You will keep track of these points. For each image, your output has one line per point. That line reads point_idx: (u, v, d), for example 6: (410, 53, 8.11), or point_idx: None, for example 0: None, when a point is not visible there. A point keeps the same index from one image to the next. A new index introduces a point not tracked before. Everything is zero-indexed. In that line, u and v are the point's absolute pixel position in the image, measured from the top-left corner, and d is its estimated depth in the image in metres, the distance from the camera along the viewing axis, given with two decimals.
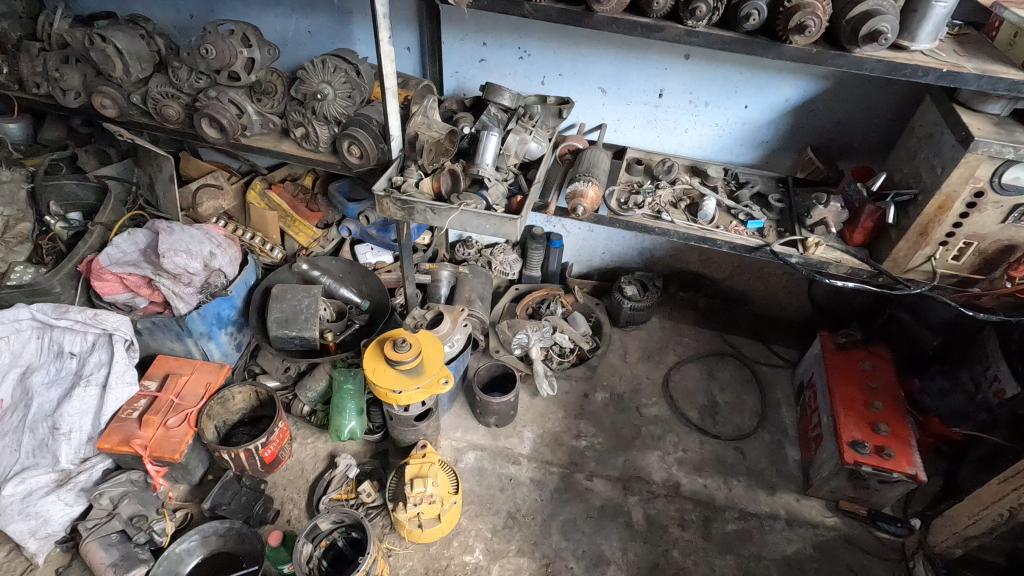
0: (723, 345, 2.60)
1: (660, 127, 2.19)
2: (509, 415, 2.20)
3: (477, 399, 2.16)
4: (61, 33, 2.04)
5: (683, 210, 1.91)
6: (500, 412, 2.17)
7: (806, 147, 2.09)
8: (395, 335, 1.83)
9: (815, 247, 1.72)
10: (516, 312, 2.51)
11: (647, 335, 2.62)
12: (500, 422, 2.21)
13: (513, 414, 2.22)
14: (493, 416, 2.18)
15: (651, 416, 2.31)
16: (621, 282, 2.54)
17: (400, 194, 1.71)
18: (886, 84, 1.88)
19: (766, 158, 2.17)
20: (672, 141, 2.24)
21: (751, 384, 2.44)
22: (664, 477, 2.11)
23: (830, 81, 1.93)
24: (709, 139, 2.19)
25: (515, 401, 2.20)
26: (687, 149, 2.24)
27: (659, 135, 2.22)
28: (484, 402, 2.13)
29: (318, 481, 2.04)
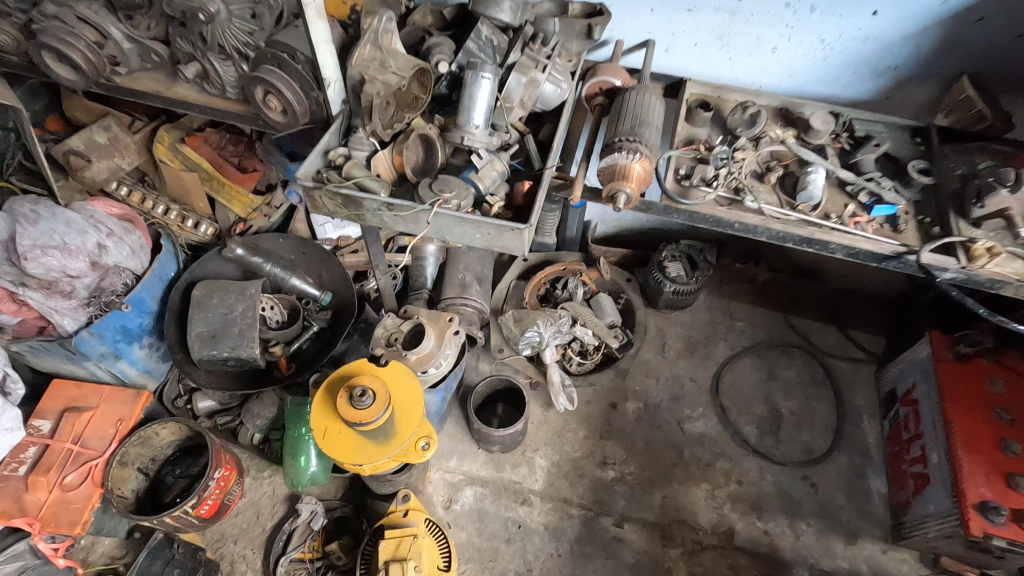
0: (786, 331, 2.04)
1: (735, 46, 1.48)
2: (515, 440, 1.73)
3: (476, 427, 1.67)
4: None
5: (772, 187, 1.28)
6: (505, 440, 1.68)
7: (958, 77, 1.39)
8: (355, 377, 1.29)
9: (986, 258, 1.11)
10: (524, 297, 1.95)
11: (691, 319, 2.06)
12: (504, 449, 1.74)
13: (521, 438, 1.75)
14: (496, 444, 1.70)
15: (696, 434, 1.82)
16: (662, 256, 1.93)
17: (338, 185, 1.08)
18: None
19: (891, 92, 1.47)
20: (750, 65, 1.52)
21: (826, 387, 1.92)
22: (715, 523, 1.66)
23: None
24: (806, 63, 1.48)
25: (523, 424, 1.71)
26: (771, 77, 1.53)
27: (731, 57, 1.50)
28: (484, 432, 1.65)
29: (276, 533, 1.61)
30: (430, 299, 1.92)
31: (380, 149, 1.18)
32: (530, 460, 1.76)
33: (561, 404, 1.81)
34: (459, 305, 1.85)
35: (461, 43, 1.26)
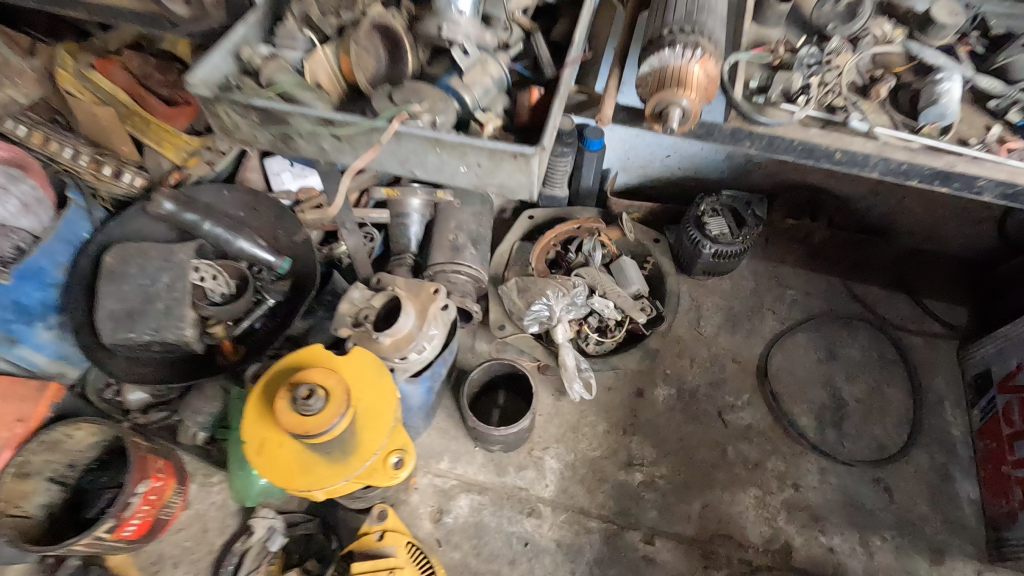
0: (846, 301, 1.69)
1: None
2: (519, 438, 1.41)
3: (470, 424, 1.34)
4: None
5: (881, 100, 0.90)
6: (507, 439, 1.36)
7: None
8: (304, 372, 0.94)
9: None
10: (530, 262, 1.59)
11: (730, 287, 1.71)
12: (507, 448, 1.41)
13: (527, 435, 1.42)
14: (496, 444, 1.38)
15: (741, 428, 1.49)
16: (700, 210, 1.56)
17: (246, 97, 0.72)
18: None
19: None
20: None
21: (897, 369, 1.58)
22: (768, 538, 1.34)
23: None
24: None
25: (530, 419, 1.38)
26: None
27: None
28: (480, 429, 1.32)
29: (226, 554, 1.31)
30: (414, 266, 1.57)
31: (320, 48, 0.82)
32: (537, 461, 1.44)
33: (575, 393, 1.48)
34: (450, 272, 1.52)
35: None
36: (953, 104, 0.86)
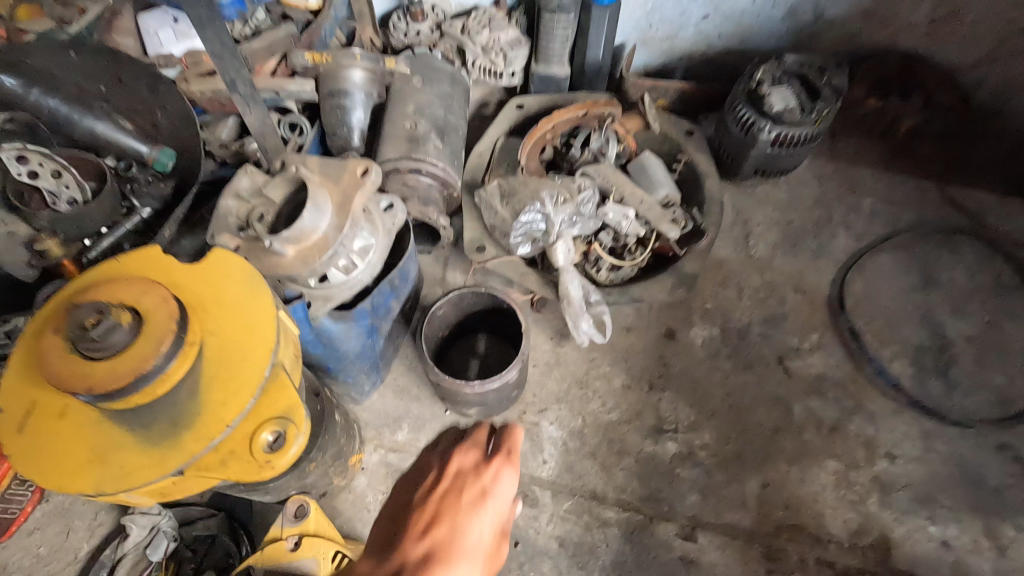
0: (943, 210, 1.27)
1: None
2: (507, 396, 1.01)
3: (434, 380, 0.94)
4: None
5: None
6: (489, 398, 0.96)
7: None
8: (109, 289, 0.52)
9: None
10: (519, 160, 1.16)
11: (787, 195, 1.28)
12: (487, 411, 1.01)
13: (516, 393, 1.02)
14: (473, 405, 0.97)
15: (810, 380, 1.09)
16: (756, 79, 1.11)
17: None
18: None
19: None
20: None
21: (1018, 296, 1.16)
22: (857, 530, 0.96)
23: None
24: None
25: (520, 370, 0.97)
26: None
27: None
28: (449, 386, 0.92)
29: (92, 565, 0.93)
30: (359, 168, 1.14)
31: None
32: (532, 428, 1.04)
33: (584, 335, 1.07)
34: (407, 171, 1.09)
35: None
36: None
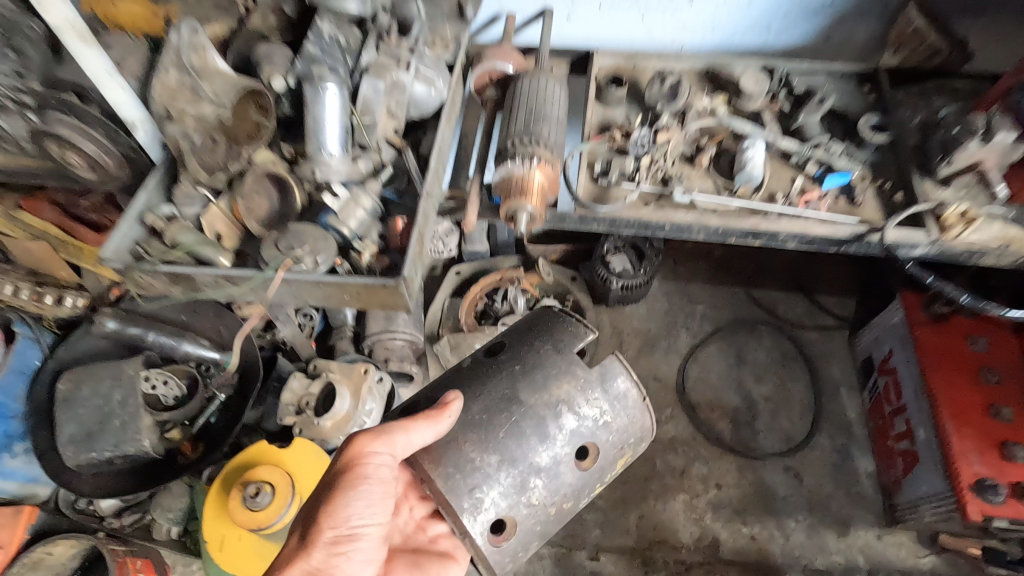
0: (750, 307, 1.88)
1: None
2: (516, 345, 0.98)
3: (531, 479, 0.89)
4: None
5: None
6: (520, 387, 0.92)
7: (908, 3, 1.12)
8: (256, 473, 1.06)
9: (959, 225, 0.93)
10: (460, 317, 1.74)
11: (646, 311, 1.88)
12: (565, 354, 0.95)
13: (531, 326, 1.01)
14: (549, 377, 0.92)
15: (666, 440, 1.66)
16: (604, 249, 1.72)
17: (142, 264, 0.85)
18: None
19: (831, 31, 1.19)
20: (666, 24, 1.24)
21: (797, 364, 1.77)
22: (698, 538, 1.52)
23: None
24: (733, 9, 1.18)
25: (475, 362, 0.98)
26: (693, 33, 1.24)
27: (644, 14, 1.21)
28: (515, 472, 0.88)
29: None
30: (354, 339, 1.69)
31: (214, 202, 0.92)
32: (566, 317, 1.00)
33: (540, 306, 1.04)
34: (387, 340, 1.65)
35: (301, 52, 0.98)
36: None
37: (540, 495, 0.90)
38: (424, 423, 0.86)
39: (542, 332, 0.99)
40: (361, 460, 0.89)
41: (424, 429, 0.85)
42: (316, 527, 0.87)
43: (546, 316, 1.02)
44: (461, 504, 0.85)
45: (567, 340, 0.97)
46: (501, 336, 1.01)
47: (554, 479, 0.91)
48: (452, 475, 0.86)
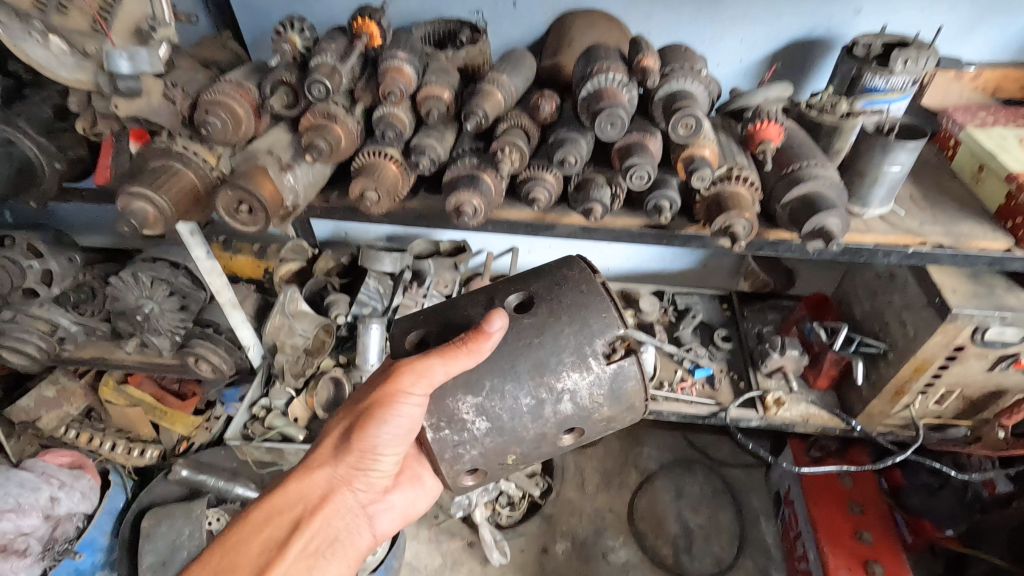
0: (686, 447, 2.32)
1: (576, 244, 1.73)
2: (547, 304, 0.91)
3: (511, 447, 0.93)
4: None
5: (799, 188, 0.95)
6: (528, 359, 0.89)
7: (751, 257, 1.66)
8: None
9: (776, 406, 1.43)
10: None
11: (603, 451, 2.32)
12: (586, 337, 0.89)
13: (568, 292, 0.91)
14: (559, 363, 0.89)
15: (619, 564, 2.02)
16: None
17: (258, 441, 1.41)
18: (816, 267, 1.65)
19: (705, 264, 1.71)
20: (596, 255, 1.77)
21: (725, 496, 2.18)
22: None
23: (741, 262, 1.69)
24: (637, 250, 1.72)
25: (494, 283, 0.98)
26: (614, 262, 1.77)
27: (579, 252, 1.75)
28: (498, 438, 0.92)
29: None
30: None
31: (296, 397, 1.48)
32: (600, 293, 0.91)
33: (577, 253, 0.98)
34: None
35: (354, 295, 1.54)
36: (881, 198, 1.02)
37: (514, 459, 0.95)
38: (467, 350, 0.84)
39: (567, 295, 0.91)
40: (391, 398, 0.86)
41: (460, 364, 0.85)
42: (348, 443, 0.96)
43: (570, 262, 0.95)
44: (443, 455, 0.92)
45: (592, 310, 0.90)
46: (521, 290, 0.94)
47: (533, 447, 0.95)
48: (442, 429, 0.91)
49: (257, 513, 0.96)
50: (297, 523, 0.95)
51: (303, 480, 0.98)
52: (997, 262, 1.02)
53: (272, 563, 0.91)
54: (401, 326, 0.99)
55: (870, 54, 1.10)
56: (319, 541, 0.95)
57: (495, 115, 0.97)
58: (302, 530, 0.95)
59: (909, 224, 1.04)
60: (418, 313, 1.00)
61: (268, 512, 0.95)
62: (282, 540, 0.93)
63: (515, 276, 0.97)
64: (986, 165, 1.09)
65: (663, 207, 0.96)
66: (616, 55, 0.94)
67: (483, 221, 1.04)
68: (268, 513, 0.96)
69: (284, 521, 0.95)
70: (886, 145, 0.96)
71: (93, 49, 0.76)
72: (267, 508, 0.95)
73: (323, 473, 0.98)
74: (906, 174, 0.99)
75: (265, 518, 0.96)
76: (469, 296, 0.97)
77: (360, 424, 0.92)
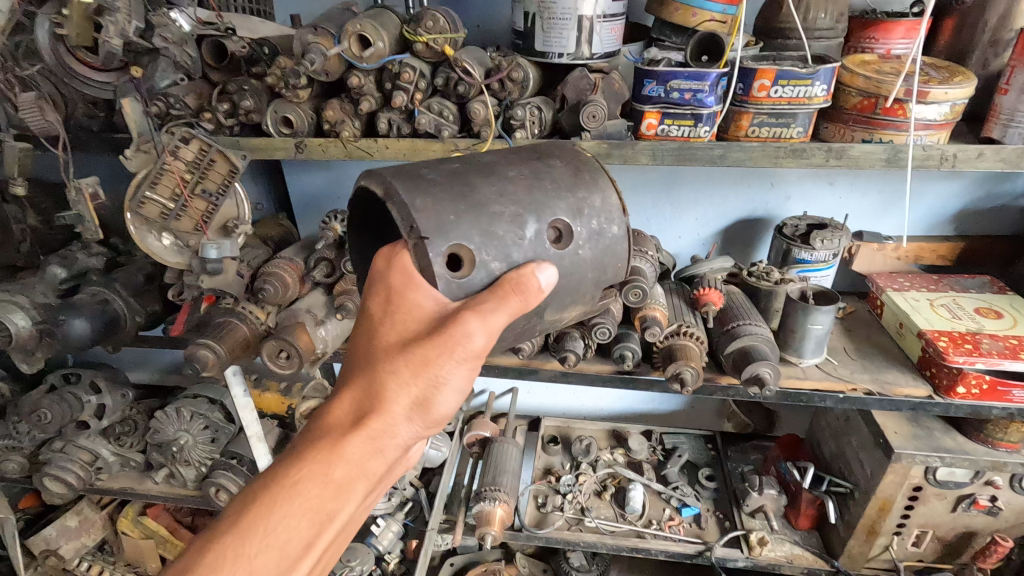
0: None
1: (573, 386, 1.90)
2: (578, 236, 0.76)
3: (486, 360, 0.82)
4: None
5: (737, 342, 1.14)
6: (552, 298, 0.76)
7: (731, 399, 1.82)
8: None
9: (761, 545, 1.47)
10: None
11: None
12: (601, 286, 0.81)
13: (601, 238, 0.78)
14: (570, 301, 0.79)
15: None
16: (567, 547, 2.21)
17: None
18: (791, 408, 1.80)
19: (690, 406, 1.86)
20: (591, 395, 1.93)
21: None
22: None
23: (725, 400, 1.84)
24: (627, 392, 1.89)
25: (525, 174, 0.76)
26: (608, 402, 1.92)
27: (574, 393, 1.92)
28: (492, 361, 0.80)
29: None
30: None
31: None
32: (621, 234, 0.80)
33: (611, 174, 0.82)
34: None
35: None
36: (812, 349, 1.22)
37: None
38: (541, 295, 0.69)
39: (593, 234, 0.77)
40: (461, 368, 0.66)
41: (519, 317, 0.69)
42: (421, 411, 0.68)
43: (606, 182, 0.80)
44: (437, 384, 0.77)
45: (611, 250, 0.79)
46: (560, 217, 0.75)
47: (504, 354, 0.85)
48: None
49: (300, 480, 0.68)
50: (350, 488, 0.69)
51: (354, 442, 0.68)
52: (921, 406, 1.17)
53: (323, 533, 0.69)
54: (433, 224, 0.68)
55: (795, 233, 1.35)
56: (371, 499, 0.74)
57: None
58: (353, 500, 0.70)
59: (841, 372, 1.23)
60: (433, 182, 0.72)
61: (311, 485, 0.68)
62: (333, 509, 0.69)
63: (549, 180, 0.76)
64: (902, 322, 1.29)
65: (626, 355, 1.15)
66: None
67: None
68: (307, 488, 0.68)
69: (330, 493, 0.69)
70: (808, 309, 1.16)
71: (194, 242, 1.04)
72: (314, 477, 0.68)
73: (387, 440, 0.69)
74: (828, 330, 1.19)
75: (302, 492, 0.68)
76: (501, 190, 0.74)
77: (429, 389, 0.66)
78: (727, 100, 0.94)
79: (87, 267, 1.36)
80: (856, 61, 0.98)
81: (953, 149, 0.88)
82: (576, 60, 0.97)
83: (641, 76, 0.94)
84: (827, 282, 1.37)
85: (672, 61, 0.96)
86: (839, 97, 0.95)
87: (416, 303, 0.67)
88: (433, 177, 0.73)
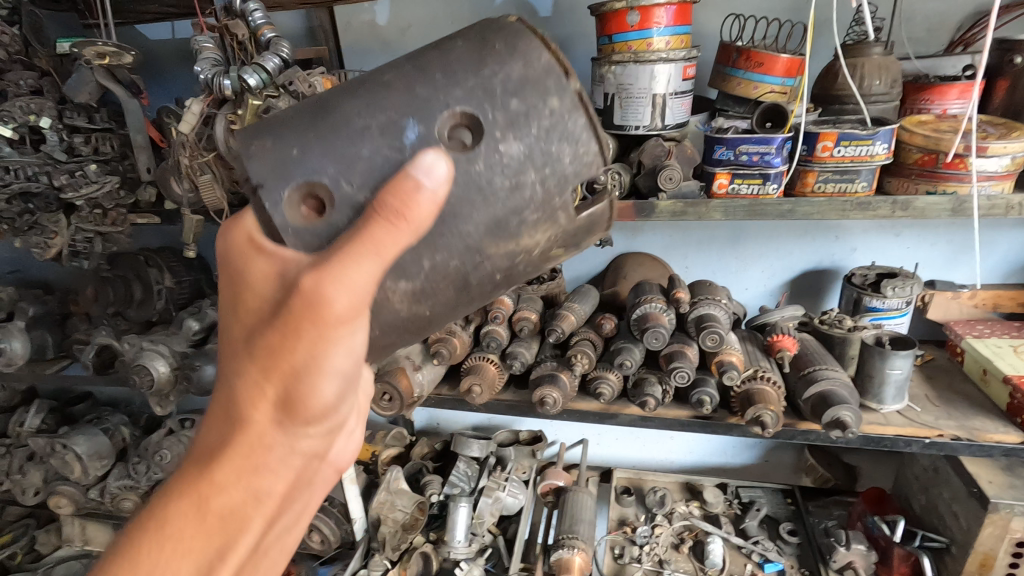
0: None
1: (642, 437, 1.93)
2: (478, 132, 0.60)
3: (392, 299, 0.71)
4: (25, 435, 1.87)
5: (815, 387, 1.18)
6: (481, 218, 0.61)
7: (806, 448, 1.79)
8: None
9: None
10: None
11: None
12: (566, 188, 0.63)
13: (534, 117, 0.60)
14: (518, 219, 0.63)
15: None
16: None
17: None
18: (870, 461, 1.77)
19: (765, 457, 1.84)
20: (661, 447, 1.95)
21: None
22: None
23: (800, 449, 1.81)
24: (698, 442, 1.89)
25: (404, 71, 0.61)
26: (677, 454, 1.93)
27: (643, 444, 1.95)
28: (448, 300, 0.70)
29: None
30: None
31: (390, 569, 1.62)
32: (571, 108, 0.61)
33: (544, 34, 0.63)
34: None
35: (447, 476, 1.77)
36: (892, 395, 1.24)
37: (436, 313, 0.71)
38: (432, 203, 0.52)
39: (507, 116, 0.60)
40: (324, 327, 0.49)
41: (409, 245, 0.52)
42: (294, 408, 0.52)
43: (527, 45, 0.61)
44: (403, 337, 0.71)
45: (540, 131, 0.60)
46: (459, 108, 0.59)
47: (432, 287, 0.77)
48: None
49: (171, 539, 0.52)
50: (224, 546, 0.53)
51: (222, 466, 0.53)
52: (1016, 452, 1.15)
53: None
54: (267, 169, 0.59)
55: (865, 282, 1.39)
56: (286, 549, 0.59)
57: (569, 330, 1.32)
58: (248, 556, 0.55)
59: (925, 418, 1.23)
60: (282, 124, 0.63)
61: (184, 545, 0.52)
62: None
63: (444, 63, 0.61)
64: (985, 368, 1.29)
65: (704, 400, 1.21)
66: (656, 289, 1.30)
67: (561, 410, 1.31)
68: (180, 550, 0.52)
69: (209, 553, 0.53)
70: (884, 354, 1.20)
71: None
72: (185, 532, 0.52)
73: (267, 465, 0.54)
74: (906, 375, 1.21)
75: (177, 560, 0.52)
76: (370, 96, 0.61)
77: (291, 376, 0.51)
78: (792, 161, 1.04)
79: (214, 320, 1.54)
80: (913, 122, 1.07)
81: (1018, 199, 0.95)
82: (652, 131, 1.10)
83: (712, 142, 1.06)
84: (903, 329, 1.39)
85: (739, 129, 1.08)
86: (900, 154, 1.03)
87: (257, 277, 0.53)
88: (290, 118, 0.63)
